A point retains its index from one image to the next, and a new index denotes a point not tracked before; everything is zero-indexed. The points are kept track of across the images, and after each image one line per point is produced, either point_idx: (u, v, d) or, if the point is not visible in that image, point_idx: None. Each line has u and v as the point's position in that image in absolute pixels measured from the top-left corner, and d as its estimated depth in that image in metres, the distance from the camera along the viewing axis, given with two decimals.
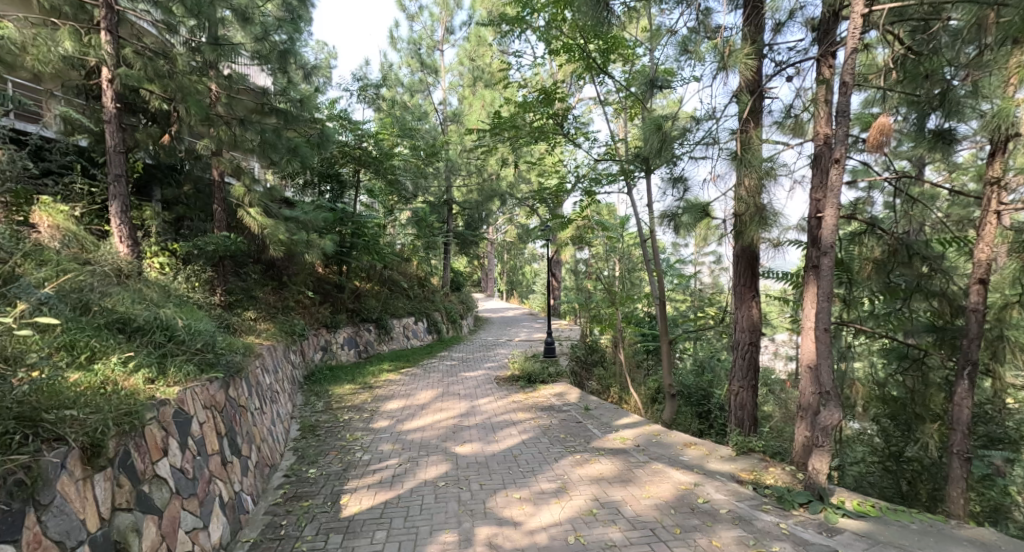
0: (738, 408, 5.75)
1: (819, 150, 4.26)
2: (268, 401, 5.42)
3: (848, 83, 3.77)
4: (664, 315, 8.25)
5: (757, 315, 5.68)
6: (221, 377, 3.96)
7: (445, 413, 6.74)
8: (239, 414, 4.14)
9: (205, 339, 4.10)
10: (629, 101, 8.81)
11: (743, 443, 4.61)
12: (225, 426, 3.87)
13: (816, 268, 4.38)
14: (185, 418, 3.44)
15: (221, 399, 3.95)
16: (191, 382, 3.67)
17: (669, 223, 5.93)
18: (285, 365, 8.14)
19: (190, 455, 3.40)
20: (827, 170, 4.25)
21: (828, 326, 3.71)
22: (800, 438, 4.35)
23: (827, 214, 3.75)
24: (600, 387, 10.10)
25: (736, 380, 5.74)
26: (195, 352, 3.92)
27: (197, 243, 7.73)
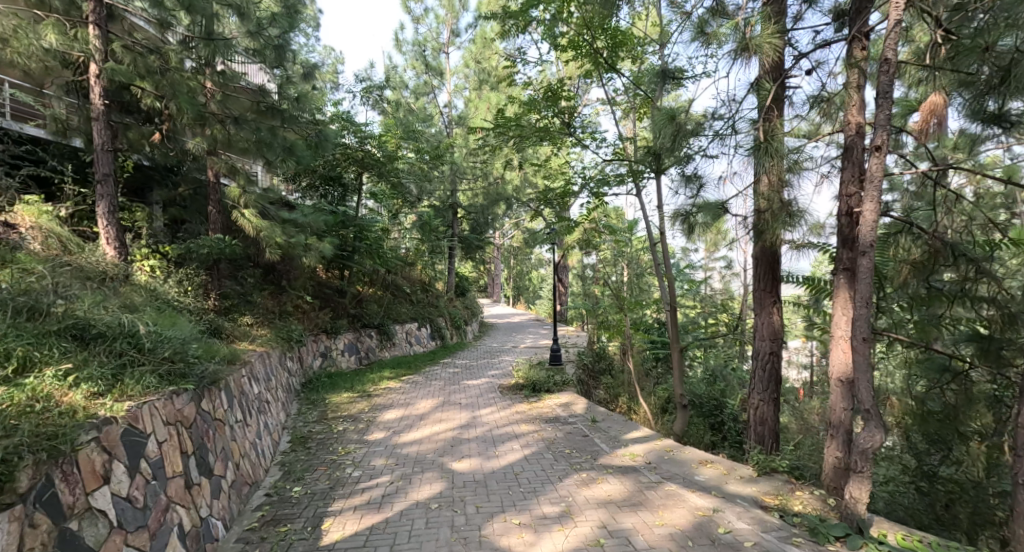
0: (758, 423, 5.38)
1: (851, 141, 3.92)
2: (255, 411, 5.11)
3: (890, 59, 3.46)
4: (675, 322, 7.89)
5: (778, 322, 5.34)
6: (191, 389, 3.64)
7: (444, 424, 6.41)
8: (212, 429, 3.82)
9: (176, 347, 3.76)
10: (637, 100, 8.50)
11: (765, 463, 4.26)
12: (192, 444, 3.54)
13: (847, 271, 4.05)
14: (138, 438, 3.11)
15: (191, 413, 3.63)
16: (151, 395, 3.35)
17: (680, 224, 5.58)
18: (280, 374, 7.84)
19: (142, 481, 3.06)
20: (863, 162, 3.92)
21: (867, 336, 3.47)
22: (831, 460, 4.04)
23: (866, 211, 3.51)
24: (609, 396, 9.74)
25: (755, 391, 5.39)
26: (160, 362, 3.59)
27: (189, 246, 7.47)
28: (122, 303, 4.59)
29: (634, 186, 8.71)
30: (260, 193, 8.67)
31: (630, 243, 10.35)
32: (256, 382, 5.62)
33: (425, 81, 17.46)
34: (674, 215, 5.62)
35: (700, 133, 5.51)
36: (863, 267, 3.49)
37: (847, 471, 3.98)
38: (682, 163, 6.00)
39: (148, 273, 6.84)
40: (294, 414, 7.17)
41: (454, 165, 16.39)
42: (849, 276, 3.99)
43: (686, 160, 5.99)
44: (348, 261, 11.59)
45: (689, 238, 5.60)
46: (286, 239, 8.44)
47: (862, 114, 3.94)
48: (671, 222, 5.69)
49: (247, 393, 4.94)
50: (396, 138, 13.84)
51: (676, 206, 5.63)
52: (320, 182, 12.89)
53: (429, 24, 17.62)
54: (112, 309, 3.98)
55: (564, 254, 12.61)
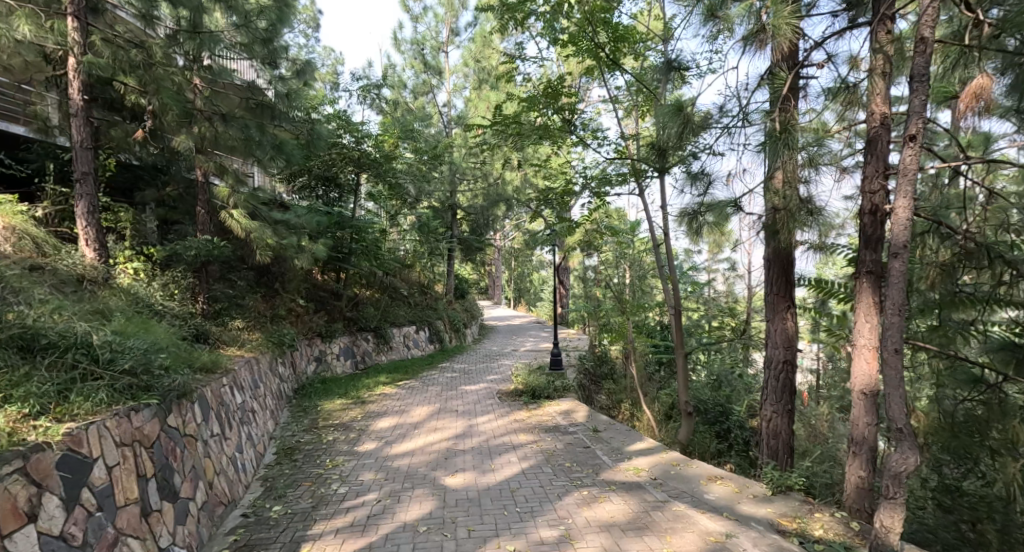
0: (770, 436, 5.11)
1: (874, 133, 3.73)
2: (237, 423, 4.84)
3: (928, 38, 3.21)
4: (680, 326, 7.61)
5: (792, 328, 5.06)
6: (152, 404, 3.35)
7: (438, 434, 6.15)
8: (180, 447, 3.54)
9: (138, 359, 3.47)
10: (640, 96, 8.23)
11: (780, 481, 3.96)
12: (152, 466, 3.24)
13: (870, 273, 3.84)
14: (80, 465, 2.80)
15: (153, 431, 3.35)
16: (103, 413, 3.06)
17: (689, 224, 5.32)
18: (270, 380, 7.58)
19: (82, 514, 2.74)
20: (888, 157, 3.73)
21: (899, 347, 3.30)
22: (852, 479, 3.90)
23: (899, 208, 3.32)
24: (611, 402, 9.46)
25: (768, 400, 5.13)
26: (118, 376, 3.30)
27: (175, 248, 7.21)
28: (93, 309, 4.32)
29: (637, 186, 8.44)
30: (250, 192, 8.41)
31: (632, 245, 10.09)
32: (239, 392, 5.35)
33: (424, 81, 17.20)
34: (682, 215, 5.35)
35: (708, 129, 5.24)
36: (896, 270, 3.30)
37: (870, 489, 3.87)
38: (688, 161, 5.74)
39: (131, 276, 6.59)
40: (284, 423, 6.91)
41: (452, 165, 16.14)
42: (873, 280, 3.74)
43: (691, 158, 5.73)
44: (343, 263, 11.34)
45: (698, 239, 5.33)
46: (277, 239, 8.19)
47: (889, 104, 3.73)
48: (678, 222, 5.42)
49: (229, 405, 4.67)
50: (394, 138, 13.58)
51: (683, 206, 5.37)
52: (315, 182, 12.64)
53: (428, 23, 17.36)
54: (73, 316, 3.70)
55: (565, 256, 12.33)
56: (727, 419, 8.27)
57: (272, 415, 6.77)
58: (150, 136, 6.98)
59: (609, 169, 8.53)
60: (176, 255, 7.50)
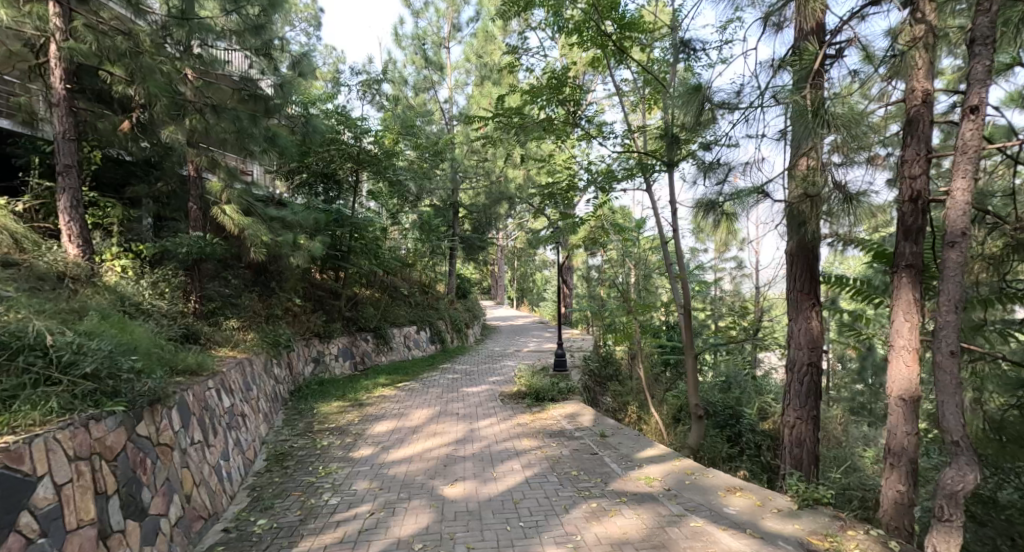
0: (794, 444, 4.85)
1: (915, 111, 3.57)
2: (224, 428, 4.57)
3: None
4: (689, 326, 7.31)
5: (818, 328, 4.79)
6: (118, 411, 3.09)
7: (436, 439, 5.87)
8: (151, 458, 3.28)
9: (103, 361, 3.21)
10: (647, 88, 7.96)
11: (807, 494, 3.68)
12: (114, 482, 2.97)
13: (909, 267, 3.65)
14: (22, 485, 2.53)
15: (118, 441, 3.09)
16: (54, 422, 2.79)
17: (708, 216, 4.95)
18: (265, 382, 7.33)
19: (21, 540, 2.46)
20: (929, 135, 3.57)
21: (953, 350, 3.31)
22: (890, 495, 3.77)
23: (957, 192, 3.27)
24: (617, 404, 9.17)
25: (792, 404, 4.85)
26: (78, 381, 3.03)
27: (166, 245, 6.95)
28: (67, 308, 4.08)
29: (644, 181, 8.16)
30: (244, 188, 8.15)
31: (638, 243, 9.81)
32: (228, 392, 5.08)
33: (425, 77, 16.94)
34: (700, 204, 4.98)
35: (728, 114, 4.89)
36: (951, 261, 3.30)
37: (909, 505, 3.74)
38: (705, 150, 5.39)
39: (119, 274, 6.35)
40: (278, 426, 6.66)
41: (453, 163, 15.89)
42: (912, 275, 3.61)
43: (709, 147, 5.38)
44: (342, 261, 11.09)
45: (716, 231, 4.98)
46: (272, 236, 7.93)
47: (931, 81, 3.55)
48: (694, 214, 5.06)
49: (216, 410, 4.42)
50: (394, 134, 13.33)
51: (700, 196, 5.01)
52: (314, 179, 12.38)
53: (429, 18, 17.09)
54: (37, 315, 3.44)
55: (569, 254, 12.06)
56: (738, 422, 7.98)
57: (265, 419, 6.51)
58: (137, 127, 6.73)
59: (615, 164, 8.25)
60: (168, 253, 7.25)
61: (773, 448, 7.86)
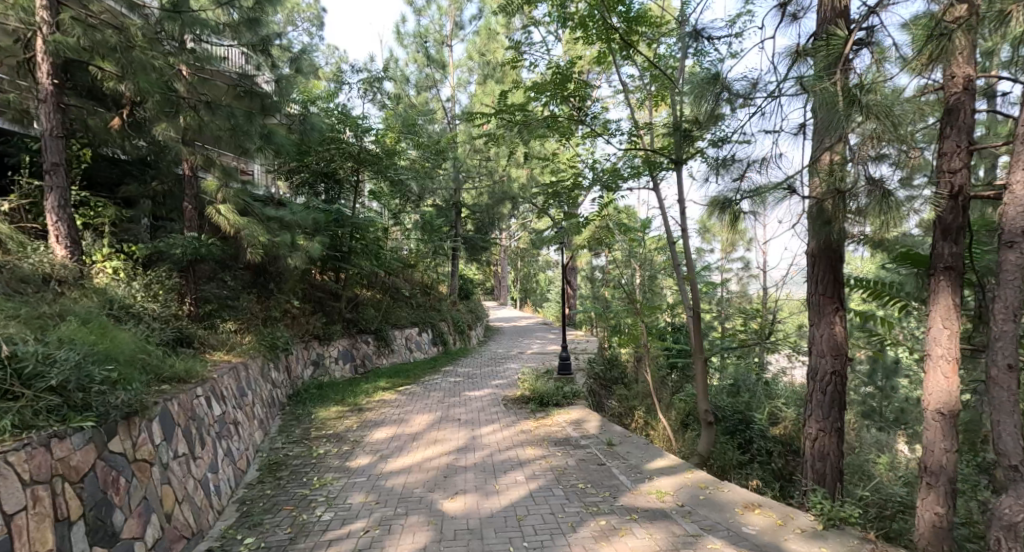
0: (817, 457, 4.65)
1: (956, 99, 3.49)
2: (215, 438, 4.37)
3: None
4: (698, 328, 7.08)
5: (841, 334, 4.59)
6: (86, 427, 2.90)
7: (437, 447, 5.66)
8: (126, 476, 3.08)
9: (70, 373, 3.03)
10: (654, 84, 7.76)
11: (833, 513, 3.48)
12: (78, 506, 2.77)
13: (947, 269, 3.69)
14: None
15: (87, 459, 2.89)
16: (7, 443, 2.60)
17: (725, 216, 4.64)
18: (262, 387, 7.14)
19: None
20: (971, 124, 3.51)
21: (1010, 365, 3.47)
22: (926, 517, 3.81)
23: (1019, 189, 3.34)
24: (623, 409, 8.94)
25: (814, 415, 4.67)
26: (41, 396, 2.86)
27: (160, 246, 6.77)
28: (47, 314, 3.91)
29: (651, 180, 7.95)
30: (241, 187, 7.97)
31: (643, 244, 9.61)
32: (220, 399, 4.88)
33: (427, 76, 16.76)
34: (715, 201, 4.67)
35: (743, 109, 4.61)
36: (1010, 264, 3.40)
37: (947, 527, 3.75)
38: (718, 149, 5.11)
39: (111, 277, 6.17)
40: (274, 433, 6.47)
41: (456, 163, 15.69)
42: (950, 278, 3.66)
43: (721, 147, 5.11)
44: (342, 262, 10.90)
45: (731, 231, 4.69)
46: (269, 237, 7.74)
47: (971, 65, 3.47)
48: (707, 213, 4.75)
49: (207, 419, 4.23)
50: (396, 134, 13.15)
51: (714, 194, 4.72)
52: (314, 178, 12.19)
53: (431, 16, 16.90)
54: (6, 323, 3.26)
55: (573, 254, 11.84)
56: (749, 429, 7.84)
57: (261, 425, 6.32)
58: (130, 125, 6.56)
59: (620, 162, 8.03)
60: (163, 255, 7.08)
61: (784, 455, 7.64)
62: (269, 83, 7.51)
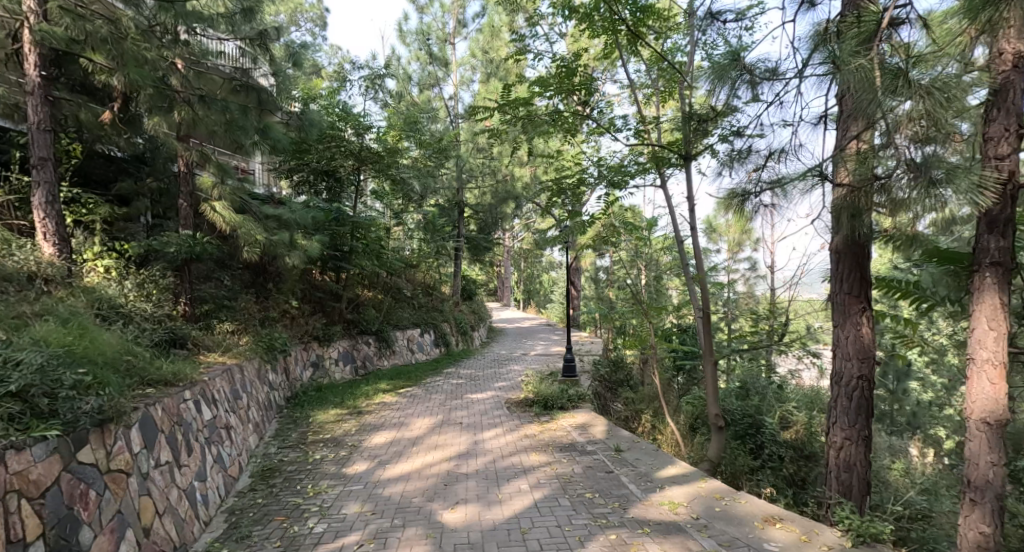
0: (842, 469, 4.42)
1: (1006, 78, 3.26)
2: (204, 444, 4.17)
3: None
4: (708, 330, 6.83)
5: (868, 336, 4.36)
6: (50, 436, 2.70)
7: (437, 453, 5.45)
8: (97, 489, 2.89)
9: (32, 379, 2.84)
10: (663, 79, 7.54)
11: (863, 530, 3.29)
12: (41, 523, 2.57)
13: (997, 264, 3.46)
14: None
15: (50, 472, 2.68)
16: None
17: (743, 210, 4.38)
18: (258, 390, 6.93)
19: None
20: (1021, 107, 3.28)
21: None
22: (970, 536, 3.62)
23: None
24: (630, 412, 8.71)
25: (840, 423, 4.44)
26: (2, 402, 2.67)
27: (154, 244, 6.59)
28: (24, 314, 3.74)
29: (658, 177, 7.72)
30: (238, 184, 7.77)
31: (649, 243, 9.38)
32: (210, 402, 4.68)
33: (429, 74, 16.57)
34: (732, 194, 4.41)
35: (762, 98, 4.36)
36: None
37: (993, 548, 3.56)
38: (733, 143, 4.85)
39: (103, 276, 5.98)
40: (269, 437, 6.26)
41: (458, 162, 15.49)
42: (998, 273, 3.44)
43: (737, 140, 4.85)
44: (342, 262, 10.69)
45: (749, 226, 4.43)
46: (267, 235, 7.54)
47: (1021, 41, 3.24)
48: (723, 208, 4.49)
49: (194, 424, 4.03)
50: (397, 132, 12.95)
51: (731, 188, 4.45)
52: (314, 177, 12.01)
53: (434, 14, 16.72)
54: None
55: (577, 255, 11.62)
56: (759, 434, 7.70)
57: (256, 429, 6.12)
58: (121, 120, 6.37)
59: (627, 159, 7.81)
60: (157, 254, 6.89)
61: (797, 460, 7.52)
62: (266, 77, 7.30)
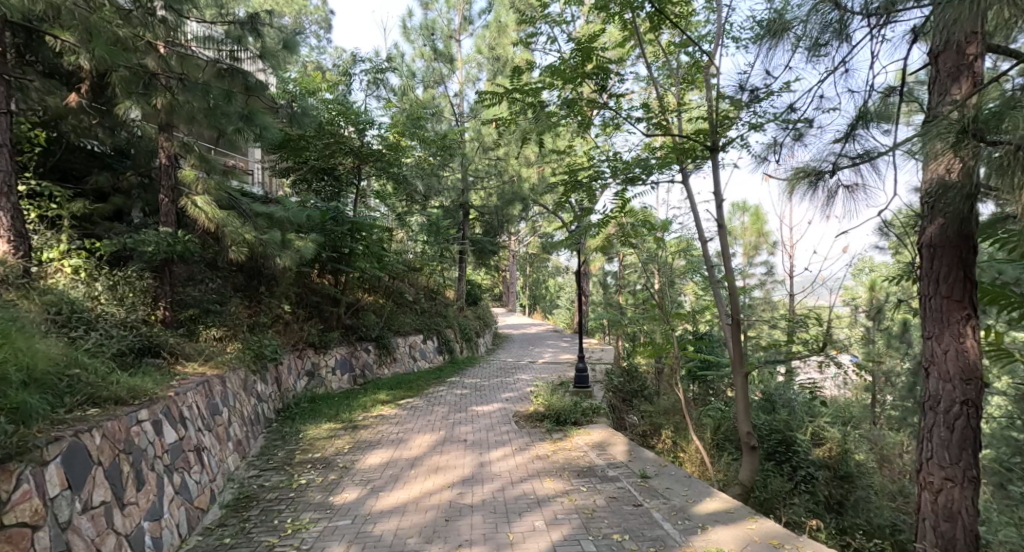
0: (942, 516, 3.80)
1: None
2: (164, 472, 3.60)
3: None
4: (738, 339, 6.20)
5: (973, 350, 3.73)
6: None
7: (438, 478, 4.86)
8: None
9: None
10: (687, 68, 6.95)
11: None
12: None
13: None
14: None
15: None
16: None
17: (816, 193, 3.78)
18: (244, 402, 6.34)
19: None
20: None
21: None
22: None
23: None
24: (648, 427, 8.05)
25: (937, 459, 3.83)
26: None
27: (128, 242, 6.02)
28: None
29: (679, 172, 7.11)
30: (224, 178, 7.19)
31: (666, 245, 8.77)
32: (179, 420, 4.12)
33: (435, 73, 16.04)
34: (802, 174, 3.81)
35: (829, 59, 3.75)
36: None
37: None
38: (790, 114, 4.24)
39: (69, 277, 5.43)
40: (253, 457, 5.66)
41: (462, 163, 14.92)
42: None
43: (794, 110, 4.23)
44: (341, 264, 10.11)
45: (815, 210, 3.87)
46: (256, 233, 6.97)
47: None
48: (790, 190, 3.90)
49: (149, 449, 3.46)
50: (400, 129, 12.37)
51: (800, 164, 3.87)
52: (313, 175, 11.66)
53: (439, 10, 16.19)
54: None
55: (588, 258, 11.02)
56: (793, 454, 7.19)
57: (238, 448, 5.52)
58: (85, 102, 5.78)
59: (646, 152, 7.19)
60: (134, 254, 6.35)
61: (833, 483, 6.95)
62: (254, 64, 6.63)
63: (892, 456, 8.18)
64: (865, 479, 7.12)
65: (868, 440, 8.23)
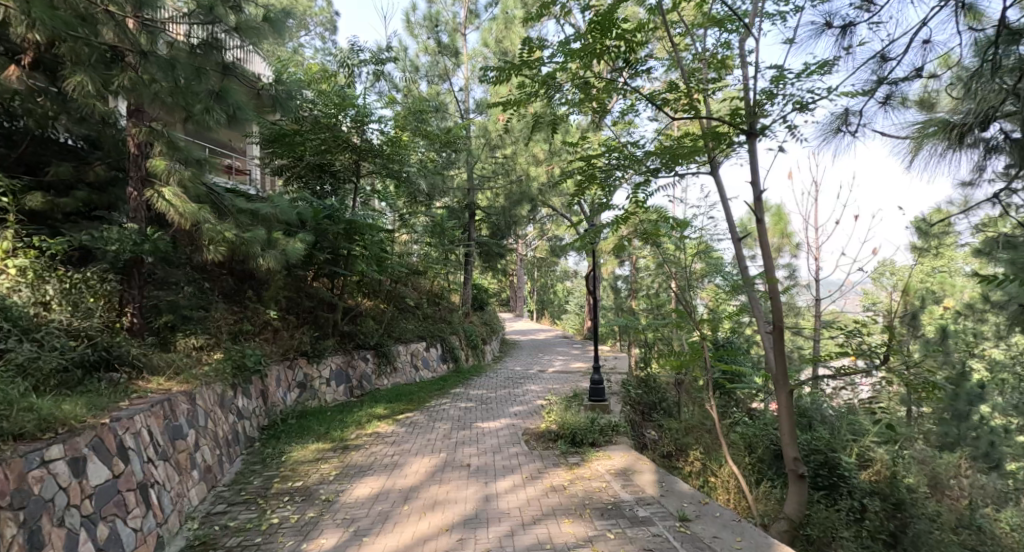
0: None
1: None
2: (81, 524, 3.11)
3: None
4: (782, 351, 5.39)
5: None
6: None
7: (436, 517, 4.15)
8: None
9: None
10: (719, 48, 6.19)
11: None
12: None
13: None
14: None
15: None
16: None
17: (951, 149, 4.10)
18: (219, 421, 5.59)
19: None
20: None
21: None
22: None
23: None
24: (672, 447, 7.23)
25: None
26: None
27: (86, 240, 5.31)
28: None
29: (707, 162, 6.32)
30: (200, 171, 6.45)
31: (687, 246, 8.01)
32: (125, 451, 3.58)
33: (439, 67, 15.36)
34: (935, 130, 4.12)
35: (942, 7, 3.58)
36: None
37: None
38: (877, 69, 4.01)
39: (12, 277, 4.73)
40: (224, 486, 4.94)
41: (468, 161, 14.22)
42: None
43: (881, 63, 4.00)
44: (335, 266, 9.36)
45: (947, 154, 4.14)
46: (236, 231, 6.24)
47: None
48: (919, 147, 4.22)
49: (56, 498, 3.00)
50: (401, 124, 11.65)
51: (930, 120, 4.16)
52: (308, 173, 11.07)
53: (443, 3, 15.55)
54: None
55: (601, 262, 10.27)
56: (839, 480, 6.37)
57: (205, 476, 4.80)
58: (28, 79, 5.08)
59: (669, 140, 6.42)
60: (95, 254, 5.62)
61: (885, 514, 6.15)
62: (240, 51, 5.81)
63: (944, 480, 7.35)
64: (921, 509, 6.32)
65: (917, 462, 7.39)
